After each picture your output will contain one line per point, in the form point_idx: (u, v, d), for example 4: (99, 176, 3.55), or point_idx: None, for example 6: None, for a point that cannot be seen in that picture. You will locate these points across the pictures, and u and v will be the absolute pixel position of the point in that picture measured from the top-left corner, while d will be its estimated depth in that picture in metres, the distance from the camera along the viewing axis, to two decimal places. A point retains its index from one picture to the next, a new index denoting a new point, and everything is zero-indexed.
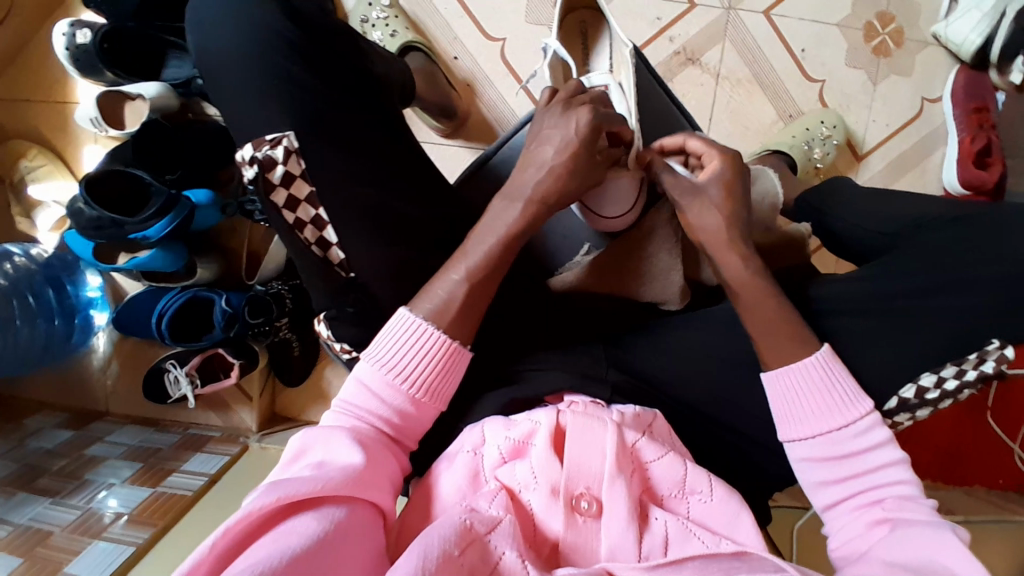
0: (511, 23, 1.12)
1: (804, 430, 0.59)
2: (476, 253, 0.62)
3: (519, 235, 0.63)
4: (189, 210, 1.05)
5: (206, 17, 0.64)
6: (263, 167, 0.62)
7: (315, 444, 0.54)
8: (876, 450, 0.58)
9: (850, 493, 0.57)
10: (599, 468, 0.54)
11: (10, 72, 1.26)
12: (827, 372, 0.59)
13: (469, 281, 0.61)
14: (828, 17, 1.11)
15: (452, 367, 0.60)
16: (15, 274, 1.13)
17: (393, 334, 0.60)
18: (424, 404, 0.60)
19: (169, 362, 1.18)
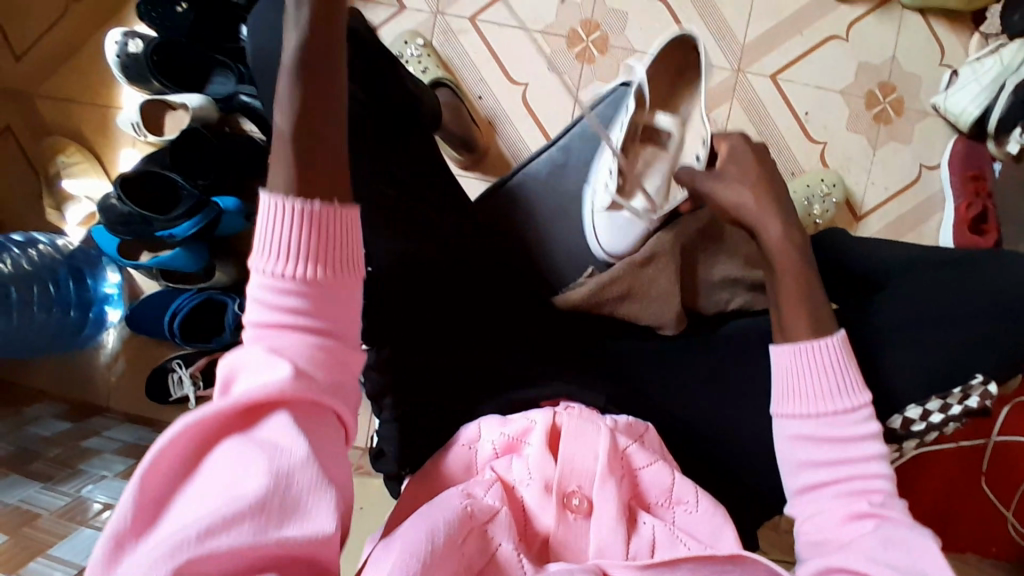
0: (534, 69, 1.18)
1: (802, 407, 0.66)
2: (287, 96, 0.54)
3: (320, 59, 0.55)
4: (217, 215, 1.09)
5: (270, 53, 0.72)
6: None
7: (232, 371, 0.52)
8: (866, 441, 0.64)
9: (833, 478, 0.63)
10: (591, 468, 0.58)
11: (56, 74, 1.34)
12: (834, 357, 0.66)
13: (292, 132, 0.54)
14: (832, 84, 1.17)
15: (330, 237, 0.53)
16: (38, 261, 1.19)
17: (270, 224, 0.53)
18: (328, 285, 0.53)
19: (175, 361, 1.23)
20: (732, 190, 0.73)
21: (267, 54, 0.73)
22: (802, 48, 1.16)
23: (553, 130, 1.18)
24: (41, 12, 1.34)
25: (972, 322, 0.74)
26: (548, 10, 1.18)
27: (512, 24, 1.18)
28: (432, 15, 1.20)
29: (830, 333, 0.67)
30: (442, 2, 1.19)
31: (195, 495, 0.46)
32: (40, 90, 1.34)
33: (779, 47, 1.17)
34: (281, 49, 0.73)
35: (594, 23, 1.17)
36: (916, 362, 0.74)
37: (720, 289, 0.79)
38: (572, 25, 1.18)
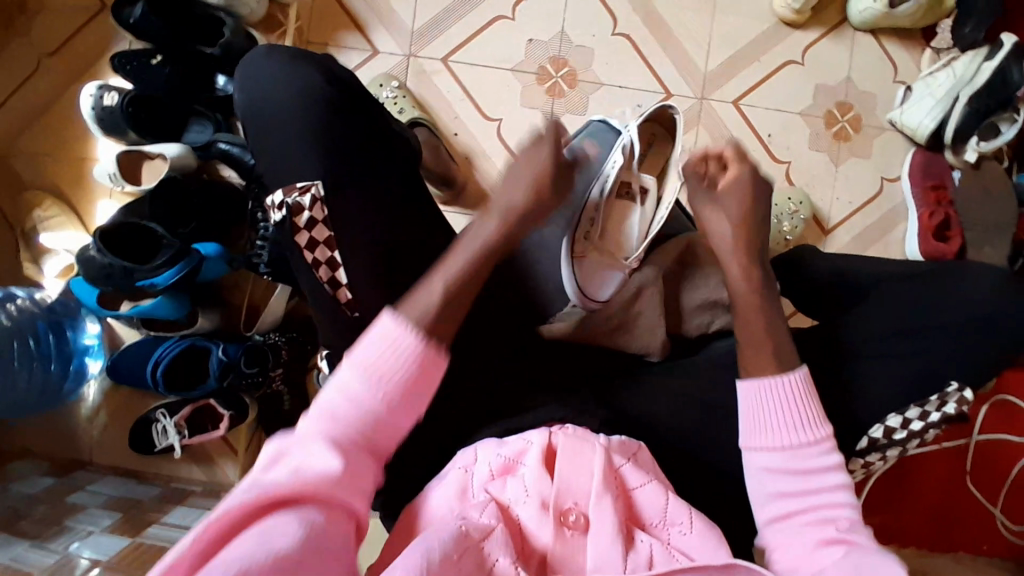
0: (507, 106, 1.21)
1: (768, 440, 0.68)
2: (453, 266, 0.69)
3: (495, 249, 0.72)
4: (198, 262, 1.10)
5: (261, 101, 0.75)
6: (291, 212, 0.72)
7: (292, 449, 0.58)
8: (828, 473, 0.66)
9: (798, 508, 0.65)
10: (588, 487, 0.60)
11: (31, 128, 1.34)
12: (801, 391, 0.69)
13: (444, 302, 0.67)
14: (791, 106, 1.21)
15: (421, 372, 0.63)
16: (18, 316, 1.15)
17: (372, 335, 0.63)
18: (395, 415, 0.62)
19: (159, 411, 1.22)
20: (715, 224, 0.79)
21: (258, 97, 0.76)
22: (762, 74, 1.21)
23: None
24: (12, 68, 1.34)
25: (946, 326, 0.76)
26: (516, 49, 1.22)
27: (484, 64, 1.22)
28: (405, 58, 1.23)
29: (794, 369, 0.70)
30: (414, 45, 1.23)
31: (239, 546, 0.49)
32: (14, 144, 1.34)
33: (741, 72, 1.21)
34: (269, 97, 0.75)
35: (562, 60, 1.21)
36: (893, 366, 0.76)
37: (701, 312, 0.82)
38: (541, 63, 1.21)
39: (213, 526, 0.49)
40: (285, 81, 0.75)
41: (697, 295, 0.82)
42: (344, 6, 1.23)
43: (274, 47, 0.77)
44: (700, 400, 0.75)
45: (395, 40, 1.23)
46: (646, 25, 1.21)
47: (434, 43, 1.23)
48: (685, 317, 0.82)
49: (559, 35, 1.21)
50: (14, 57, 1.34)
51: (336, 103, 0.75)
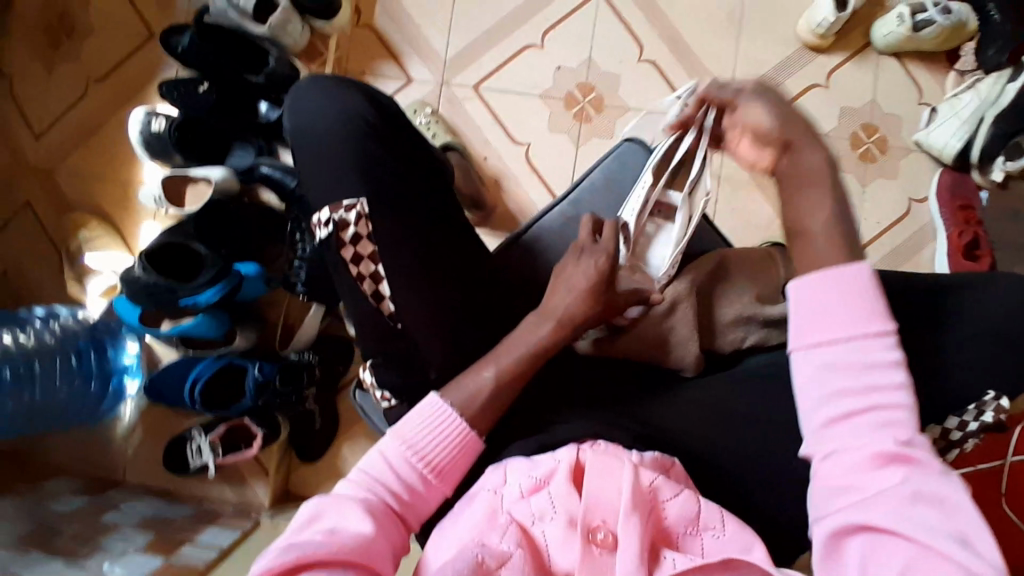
0: (535, 131, 1.25)
1: (821, 336, 0.58)
2: (507, 358, 0.72)
3: (548, 349, 0.73)
4: (238, 281, 1.14)
5: (307, 128, 0.78)
6: (337, 228, 0.75)
7: (328, 512, 0.62)
8: (889, 369, 0.57)
9: (853, 410, 0.56)
10: (616, 504, 0.60)
11: (79, 154, 1.41)
12: (857, 282, 0.59)
13: (497, 385, 0.71)
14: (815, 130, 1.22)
15: (462, 451, 0.69)
16: (63, 333, 1.22)
17: (418, 413, 0.69)
18: (430, 487, 0.67)
19: (195, 430, 1.26)
20: (751, 110, 0.70)
21: (306, 124, 0.78)
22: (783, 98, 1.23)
23: (556, 185, 1.24)
24: (62, 97, 1.42)
25: (983, 341, 0.75)
26: (545, 75, 1.25)
27: (514, 90, 1.26)
28: (438, 86, 1.27)
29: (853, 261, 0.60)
30: (446, 73, 1.27)
31: None
32: (62, 168, 1.41)
33: None
34: (315, 124, 0.78)
35: (590, 86, 1.24)
36: (930, 384, 0.75)
37: (733, 328, 0.79)
38: (569, 89, 1.25)
39: None
40: (328, 104, 0.78)
41: (730, 310, 0.79)
42: (382, 37, 1.29)
43: (319, 76, 0.81)
44: (728, 416, 0.75)
45: (428, 69, 1.28)
46: (670, 51, 1.24)
47: (466, 70, 1.27)
48: (718, 331, 0.80)
49: (586, 62, 1.25)
50: (65, 86, 1.42)
51: (382, 132, 0.78)
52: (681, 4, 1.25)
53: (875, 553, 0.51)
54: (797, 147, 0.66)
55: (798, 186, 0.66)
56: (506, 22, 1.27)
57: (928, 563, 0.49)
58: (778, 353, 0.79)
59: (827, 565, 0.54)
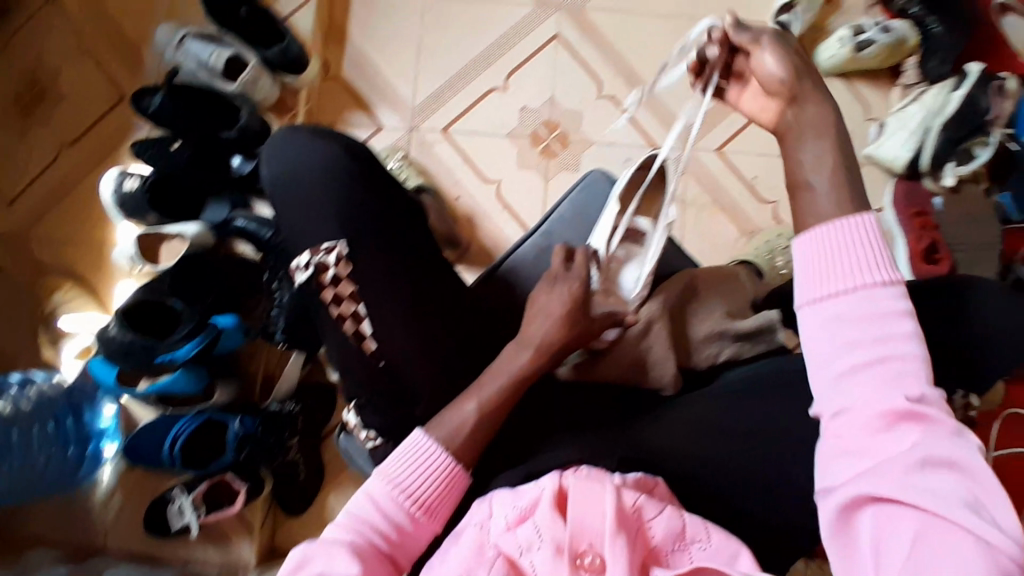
0: (504, 168, 1.28)
1: (831, 291, 0.58)
2: (490, 389, 0.72)
3: (528, 376, 0.74)
4: (216, 334, 1.13)
5: (284, 176, 0.80)
6: (317, 270, 0.77)
7: (316, 557, 0.63)
8: (899, 321, 0.57)
9: (865, 363, 0.56)
10: (601, 527, 0.61)
11: (51, 218, 1.40)
12: (865, 234, 0.59)
13: (481, 414, 0.71)
14: (772, 150, 1.27)
15: (449, 488, 0.69)
16: (39, 399, 1.19)
17: (404, 451, 0.69)
18: (419, 524, 0.68)
19: (177, 489, 1.23)
20: (768, 64, 0.66)
21: (283, 171, 0.80)
22: (739, 123, 1.28)
23: (528, 219, 1.27)
24: (33, 163, 1.42)
25: (949, 345, 0.77)
26: (511, 115, 1.30)
27: (482, 130, 1.29)
28: (408, 131, 1.30)
29: (860, 214, 0.60)
30: (416, 118, 1.31)
31: None
32: (34, 232, 1.40)
33: (722, 121, 1.28)
34: (292, 171, 0.80)
35: (554, 122, 1.29)
36: None
37: (707, 343, 0.83)
38: (535, 127, 1.29)
39: None
40: (307, 151, 0.80)
41: (703, 327, 0.83)
42: (351, 87, 1.32)
43: (297, 125, 0.83)
44: (711, 432, 0.76)
45: (398, 115, 1.31)
46: (629, 86, 1.29)
47: (435, 114, 1.31)
48: (694, 347, 0.83)
49: (550, 100, 1.30)
50: (35, 152, 1.43)
51: (357, 176, 0.80)
52: (636, 41, 1.31)
53: (888, 520, 0.52)
54: (804, 98, 0.64)
55: (803, 137, 0.64)
56: (470, 67, 1.31)
57: (939, 528, 0.50)
58: (752, 364, 0.81)
59: (839, 536, 0.55)
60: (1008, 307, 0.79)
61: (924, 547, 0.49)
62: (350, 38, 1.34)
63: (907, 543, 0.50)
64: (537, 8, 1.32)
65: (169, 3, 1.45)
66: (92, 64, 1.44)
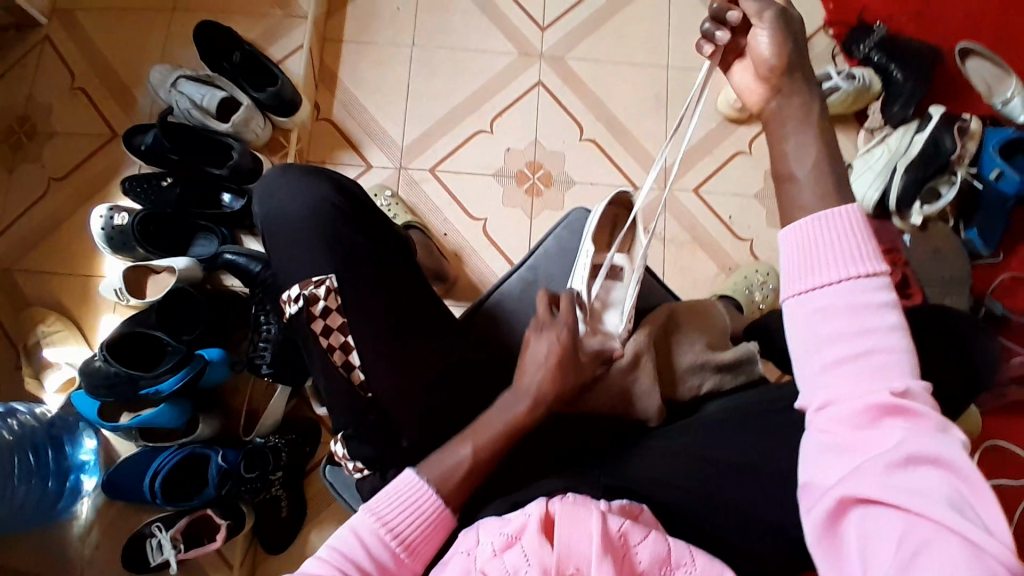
0: (490, 206, 1.32)
1: (814, 282, 0.56)
2: (485, 436, 0.74)
3: (523, 426, 0.76)
4: (202, 365, 1.13)
5: (276, 214, 0.82)
6: (308, 302, 0.78)
7: None
8: (882, 313, 0.54)
9: (847, 356, 0.53)
10: (588, 551, 0.61)
11: (37, 250, 1.41)
12: (849, 224, 0.56)
13: (474, 459, 0.73)
14: (747, 189, 1.32)
15: (436, 530, 0.70)
16: (20, 431, 1.17)
17: (393, 489, 0.70)
18: (400, 564, 0.67)
19: (155, 525, 1.21)
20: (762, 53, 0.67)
21: (274, 209, 0.83)
22: (715, 165, 1.33)
23: (514, 255, 1.29)
24: (22, 197, 1.43)
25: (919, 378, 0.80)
26: (497, 156, 1.34)
27: (469, 170, 1.33)
28: (396, 170, 1.34)
29: (843, 206, 0.58)
30: (404, 158, 1.34)
31: None
32: (20, 264, 1.40)
33: (697, 164, 1.33)
34: (283, 210, 0.82)
35: (538, 163, 1.33)
36: None
37: (692, 375, 0.85)
38: (519, 167, 1.33)
39: None
40: (297, 191, 0.83)
41: (687, 357, 0.86)
42: (341, 129, 1.36)
43: (289, 165, 0.86)
44: (697, 461, 0.76)
45: (386, 155, 1.35)
46: (610, 130, 1.35)
47: (423, 155, 1.34)
48: (679, 379, 0.85)
49: (533, 142, 1.34)
50: (25, 186, 1.44)
51: (346, 214, 0.82)
52: (615, 88, 1.36)
53: (873, 524, 0.47)
54: (791, 91, 0.65)
55: (790, 126, 0.64)
56: (456, 112, 1.36)
57: (927, 531, 0.45)
58: (733, 395, 0.85)
59: (825, 546, 0.50)
60: (973, 341, 0.82)
61: (910, 551, 0.45)
62: (340, 82, 1.38)
63: (894, 548, 0.45)
64: (521, 56, 1.38)
65: (163, 46, 1.49)
66: (85, 102, 1.47)
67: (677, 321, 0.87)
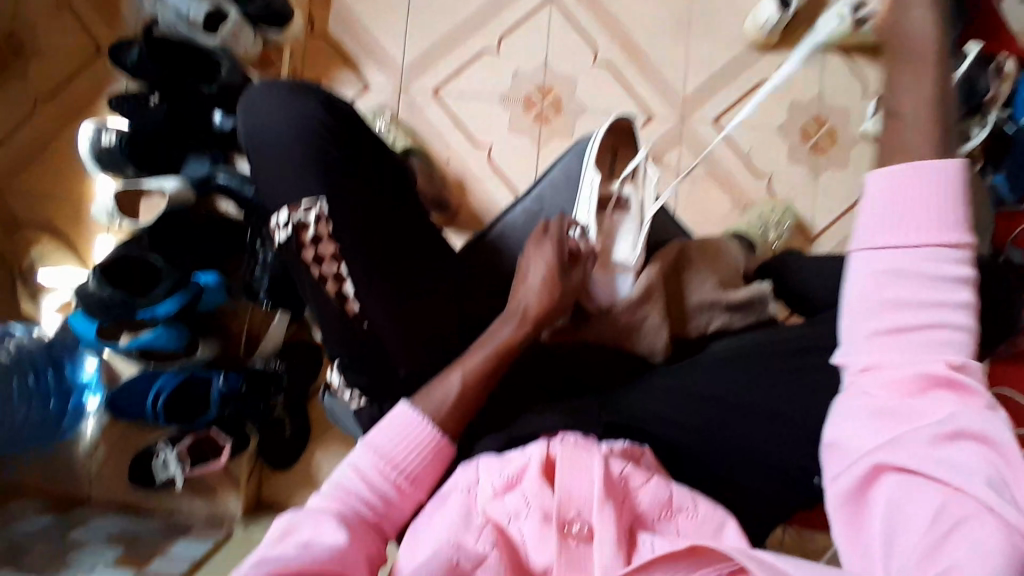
0: (496, 132, 1.25)
1: (888, 239, 0.49)
2: (475, 359, 0.73)
3: (514, 346, 0.74)
4: (197, 292, 1.12)
5: (261, 131, 0.77)
6: (296, 230, 0.73)
7: (303, 525, 0.61)
8: (953, 287, 0.48)
9: (903, 327, 0.49)
10: (588, 494, 0.61)
11: (27, 170, 1.36)
12: (944, 185, 0.48)
13: (472, 380, 0.72)
14: (769, 122, 1.25)
15: (437, 460, 0.69)
16: (18, 353, 1.17)
17: (389, 422, 0.69)
18: (402, 498, 0.67)
19: (161, 444, 1.23)
20: None
21: (258, 127, 0.77)
22: (738, 94, 1.24)
23: (520, 185, 1.24)
24: (9, 113, 1.38)
25: None
26: (504, 78, 1.26)
27: (473, 94, 1.26)
28: (397, 90, 1.27)
29: (945, 160, 0.49)
30: (405, 78, 1.27)
31: None
32: (12, 183, 1.36)
33: (717, 94, 1.25)
34: (269, 127, 0.77)
35: (547, 87, 1.26)
36: None
37: (702, 312, 0.82)
38: (528, 90, 1.26)
39: None
40: (286, 111, 0.76)
41: (699, 295, 0.82)
42: (339, 46, 1.28)
43: (277, 81, 0.79)
44: (699, 400, 0.75)
45: (386, 76, 1.27)
46: (626, 55, 1.26)
47: (424, 76, 1.27)
48: (689, 316, 0.83)
49: (543, 65, 1.26)
50: (11, 101, 1.38)
51: (334, 134, 0.77)
52: (633, 9, 1.27)
53: (908, 495, 0.47)
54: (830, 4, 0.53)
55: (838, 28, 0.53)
56: (461, 29, 1.27)
57: (965, 509, 0.45)
58: (742, 334, 0.82)
59: (849, 508, 0.50)
60: (995, 285, 0.79)
61: (944, 527, 0.45)
62: None
63: (926, 523, 0.45)
64: None
65: None
66: (67, 11, 1.38)
67: (688, 254, 0.84)
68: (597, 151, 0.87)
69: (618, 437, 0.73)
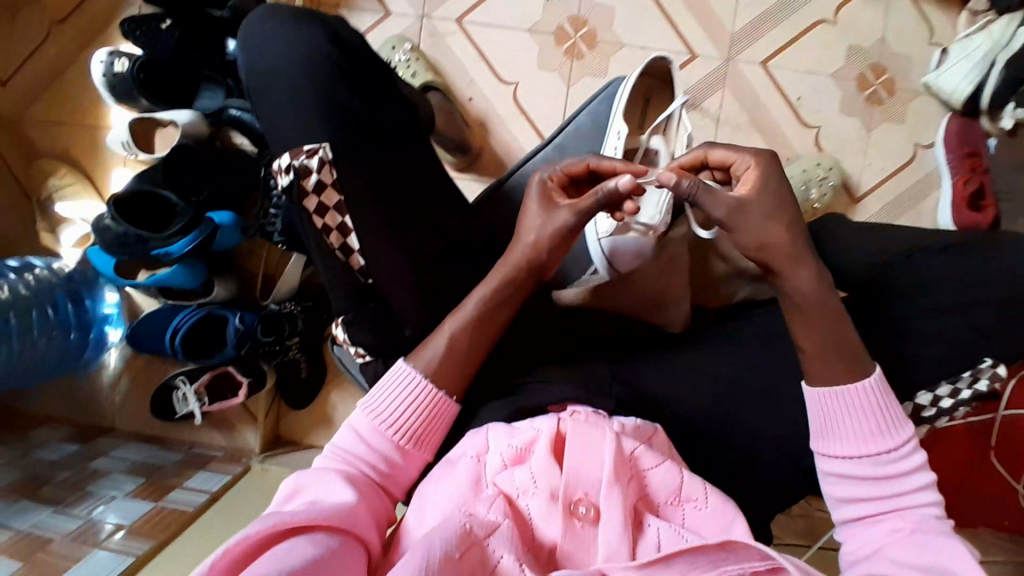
0: (523, 69, 1.18)
1: (839, 447, 0.60)
2: (467, 307, 0.68)
3: (499, 301, 0.69)
4: (213, 229, 1.08)
5: (269, 61, 0.73)
6: (299, 175, 0.69)
7: (308, 485, 0.60)
8: (914, 473, 0.59)
9: (875, 502, 0.59)
10: (599, 476, 0.57)
11: (46, 96, 1.33)
12: (870, 400, 0.59)
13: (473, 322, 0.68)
14: (821, 68, 1.15)
15: (438, 418, 0.66)
16: (36, 285, 1.16)
17: (384, 383, 0.67)
18: (405, 460, 0.65)
19: (180, 377, 1.23)
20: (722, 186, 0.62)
21: (264, 59, 0.73)
22: (790, 35, 1.15)
23: (545, 128, 1.18)
24: (26, 35, 1.33)
25: (989, 300, 0.71)
26: (534, 8, 1.18)
27: (501, 25, 1.18)
28: (419, 19, 1.20)
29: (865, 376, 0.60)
30: (428, 5, 1.19)
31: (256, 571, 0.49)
32: (31, 109, 1.33)
33: (764, 36, 1.15)
34: (275, 57, 0.73)
35: (581, 20, 1.17)
36: (933, 348, 0.71)
37: None
38: (559, 23, 1.17)
39: (229, 551, 0.51)
40: (291, 41, 0.72)
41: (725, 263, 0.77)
42: None
43: (282, 8, 0.75)
44: (724, 372, 0.71)
45: (410, 5, 1.20)
46: None
47: (448, 3, 1.19)
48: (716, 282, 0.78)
49: None
50: (27, 22, 1.33)
51: (344, 69, 0.72)
52: None
53: None
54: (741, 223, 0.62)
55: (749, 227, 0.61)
56: None
57: None
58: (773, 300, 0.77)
59: None
60: None
61: None
62: None
63: None
64: None
65: None
66: None
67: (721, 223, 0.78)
68: (627, 95, 0.80)
69: (631, 415, 0.68)
